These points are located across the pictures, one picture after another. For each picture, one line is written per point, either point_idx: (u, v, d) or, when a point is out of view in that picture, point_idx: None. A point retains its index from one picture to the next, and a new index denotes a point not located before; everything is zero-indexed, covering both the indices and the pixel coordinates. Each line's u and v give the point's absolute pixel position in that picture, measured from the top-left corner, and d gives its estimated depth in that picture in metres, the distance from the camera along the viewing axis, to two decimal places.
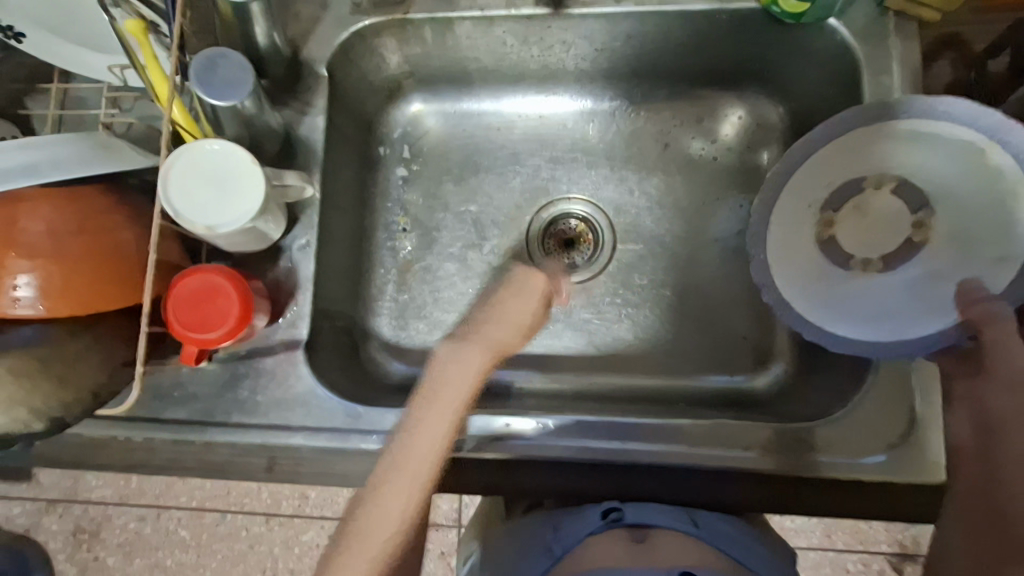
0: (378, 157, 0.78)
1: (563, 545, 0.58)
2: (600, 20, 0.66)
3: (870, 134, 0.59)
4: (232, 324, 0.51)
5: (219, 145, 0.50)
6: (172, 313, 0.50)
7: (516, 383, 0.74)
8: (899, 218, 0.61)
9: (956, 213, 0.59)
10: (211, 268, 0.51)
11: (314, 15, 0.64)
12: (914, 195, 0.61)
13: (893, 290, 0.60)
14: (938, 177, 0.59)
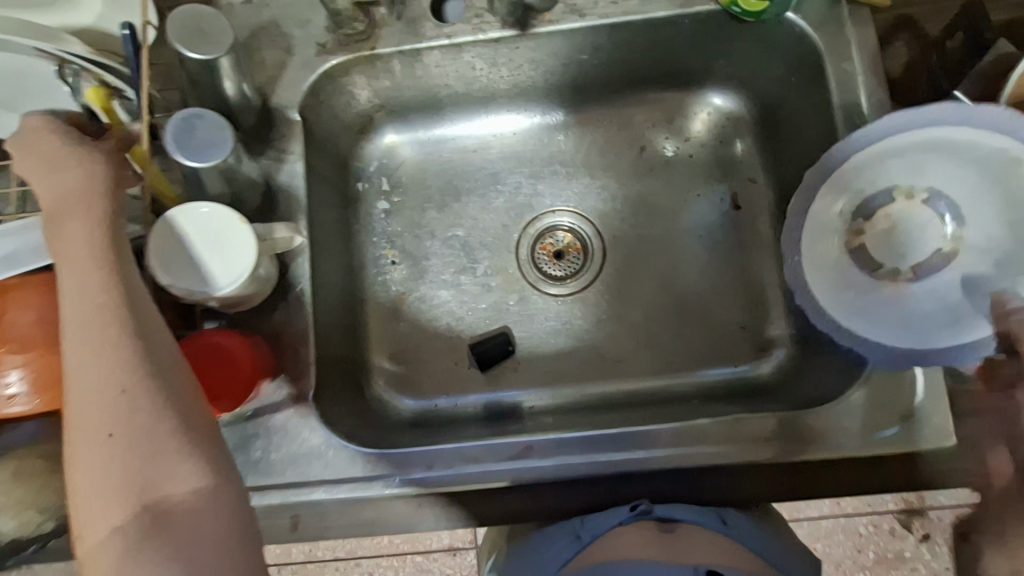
0: (357, 194, 0.78)
1: (592, 530, 0.55)
2: (567, 35, 0.65)
3: (883, 147, 0.60)
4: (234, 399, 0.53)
5: (207, 207, 0.51)
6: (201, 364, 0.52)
7: (525, 402, 0.74)
8: (927, 226, 0.63)
9: (983, 224, 0.60)
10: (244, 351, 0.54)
11: (280, 60, 0.63)
12: (941, 208, 0.62)
13: (927, 297, 0.61)
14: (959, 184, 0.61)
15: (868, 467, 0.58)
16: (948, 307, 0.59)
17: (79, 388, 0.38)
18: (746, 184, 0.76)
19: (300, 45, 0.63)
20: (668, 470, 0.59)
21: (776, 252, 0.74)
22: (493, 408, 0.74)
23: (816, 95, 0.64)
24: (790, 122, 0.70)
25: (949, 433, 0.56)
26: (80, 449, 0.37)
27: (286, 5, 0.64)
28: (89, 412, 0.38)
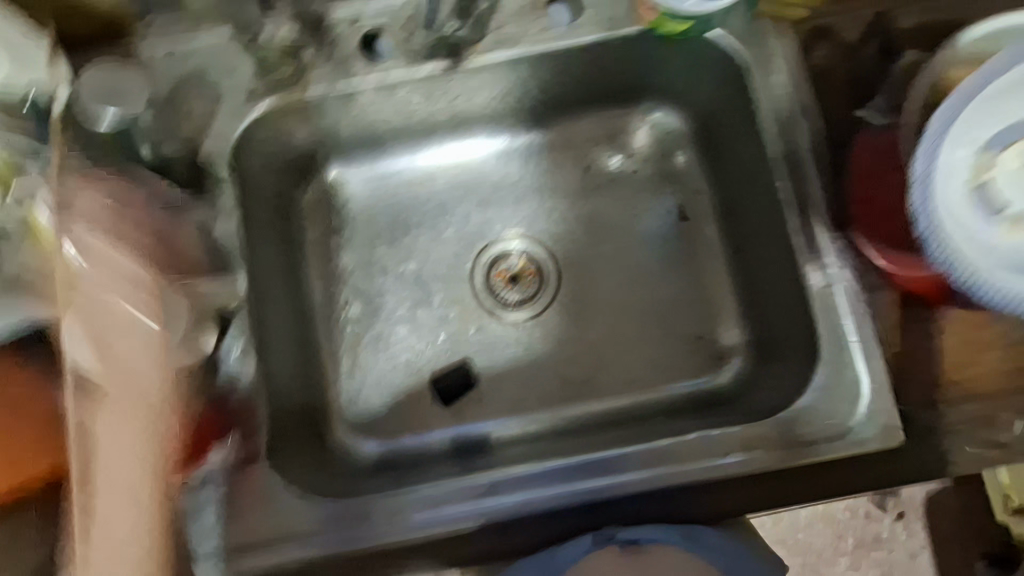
0: (302, 236, 0.76)
1: (557, 564, 0.53)
2: (498, 65, 0.65)
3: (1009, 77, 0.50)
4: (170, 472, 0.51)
5: (138, 271, 0.49)
6: None
7: (494, 434, 0.73)
8: None
9: None
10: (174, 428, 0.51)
11: (207, 109, 0.61)
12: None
13: None
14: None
15: (837, 469, 0.55)
16: None
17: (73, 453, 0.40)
18: (693, 196, 0.77)
19: (228, 92, 0.62)
20: (636, 493, 0.58)
21: (726, 262, 0.75)
22: (461, 442, 0.73)
23: (744, 106, 0.66)
24: (726, 133, 0.71)
25: (898, 426, 0.55)
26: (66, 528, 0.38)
27: (210, 53, 0.62)
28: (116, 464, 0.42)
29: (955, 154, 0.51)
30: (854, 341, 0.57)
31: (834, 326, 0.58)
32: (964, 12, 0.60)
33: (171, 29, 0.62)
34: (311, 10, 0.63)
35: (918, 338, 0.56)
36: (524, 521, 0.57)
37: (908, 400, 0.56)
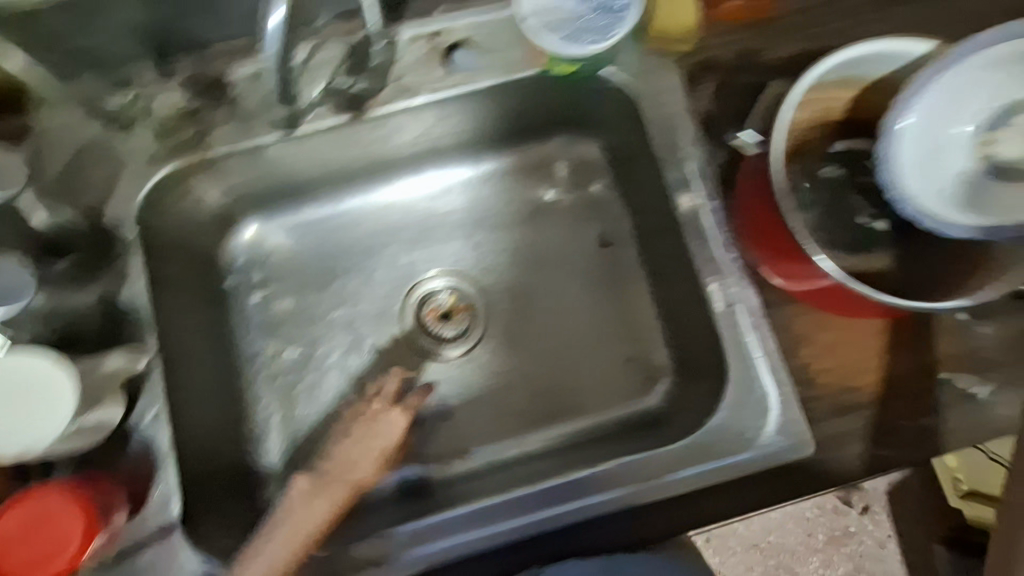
0: (224, 291, 0.75)
1: None
2: (402, 113, 0.66)
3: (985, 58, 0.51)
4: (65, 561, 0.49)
5: (27, 356, 0.49)
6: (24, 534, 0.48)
7: (435, 472, 0.72)
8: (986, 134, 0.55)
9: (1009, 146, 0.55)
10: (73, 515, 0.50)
11: (108, 177, 0.61)
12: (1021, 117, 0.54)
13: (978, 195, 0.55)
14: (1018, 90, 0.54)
15: (749, 485, 0.58)
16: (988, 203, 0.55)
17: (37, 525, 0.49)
18: (612, 222, 0.79)
19: (127, 158, 0.61)
20: (565, 526, 0.59)
21: (647, 284, 0.76)
22: (406, 487, 0.71)
23: (642, 135, 0.68)
24: (634, 162, 0.73)
25: (808, 437, 0.57)
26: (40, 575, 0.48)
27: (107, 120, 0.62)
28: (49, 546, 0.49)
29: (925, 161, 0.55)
30: (758, 357, 0.59)
31: (740, 343, 0.60)
32: (828, 39, 0.65)
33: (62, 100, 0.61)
34: (209, 73, 0.63)
35: (811, 351, 0.60)
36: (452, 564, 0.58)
37: (809, 409, 0.59)
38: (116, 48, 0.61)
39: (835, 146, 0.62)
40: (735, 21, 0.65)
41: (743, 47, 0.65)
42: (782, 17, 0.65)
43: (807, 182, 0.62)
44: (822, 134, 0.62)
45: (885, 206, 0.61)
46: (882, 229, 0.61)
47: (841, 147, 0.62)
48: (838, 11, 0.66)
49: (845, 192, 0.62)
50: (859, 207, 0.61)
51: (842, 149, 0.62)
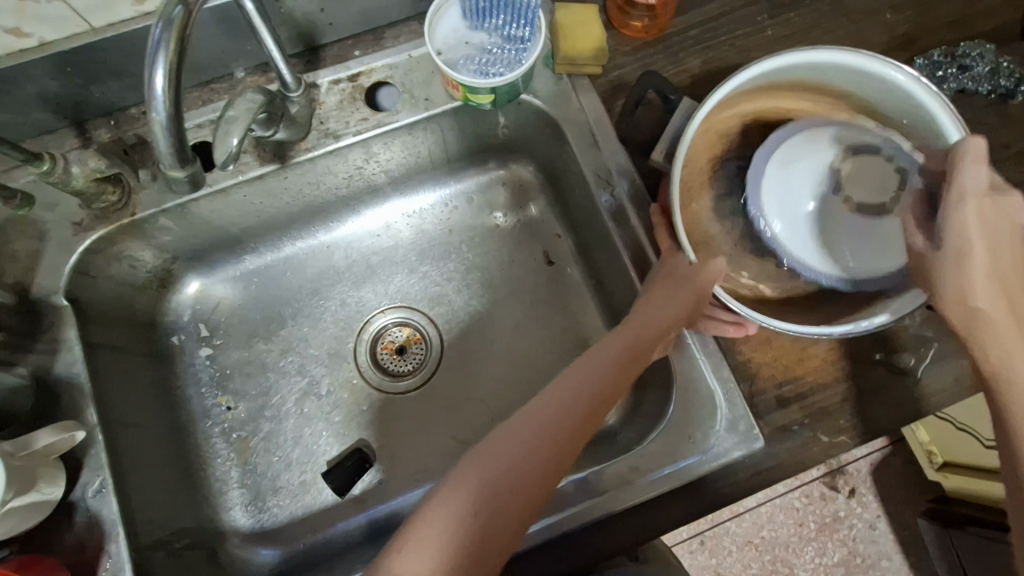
0: (170, 350, 0.74)
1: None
2: (329, 155, 0.67)
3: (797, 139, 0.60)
4: None
5: None
6: None
7: (403, 508, 0.71)
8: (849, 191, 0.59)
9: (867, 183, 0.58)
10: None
11: (33, 249, 0.60)
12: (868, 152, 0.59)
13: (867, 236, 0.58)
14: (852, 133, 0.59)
15: (707, 487, 0.58)
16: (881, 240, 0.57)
17: None
18: (553, 240, 0.80)
19: (52, 228, 0.61)
20: (536, 547, 0.57)
21: (592, 297, 0.78)
22: (375, 526, 0.71)
23: (568, 155, 0.70)
24: (564, 180, 0.74)
25: (757, 430, 0.58)
26: None
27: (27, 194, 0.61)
28: None
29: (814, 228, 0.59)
30: (700, 357, 0.60)
31: (681, 345, 0.61)
32: (726, 48, 0.68)
33: None
34: (129, 136, 0.64)
35: (750, 346, 0.61)
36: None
37: (755, 403, 0.60)
38: (31, 121, 0.62)
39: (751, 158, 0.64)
40: (641, 39, 0.68)
41: (651, 63, 0.68)
42: (683, 31, 0.69)
43: (722, 185, 0.64)
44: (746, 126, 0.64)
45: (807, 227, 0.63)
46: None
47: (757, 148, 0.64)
48: (734, 21, 0.69)
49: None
50: None
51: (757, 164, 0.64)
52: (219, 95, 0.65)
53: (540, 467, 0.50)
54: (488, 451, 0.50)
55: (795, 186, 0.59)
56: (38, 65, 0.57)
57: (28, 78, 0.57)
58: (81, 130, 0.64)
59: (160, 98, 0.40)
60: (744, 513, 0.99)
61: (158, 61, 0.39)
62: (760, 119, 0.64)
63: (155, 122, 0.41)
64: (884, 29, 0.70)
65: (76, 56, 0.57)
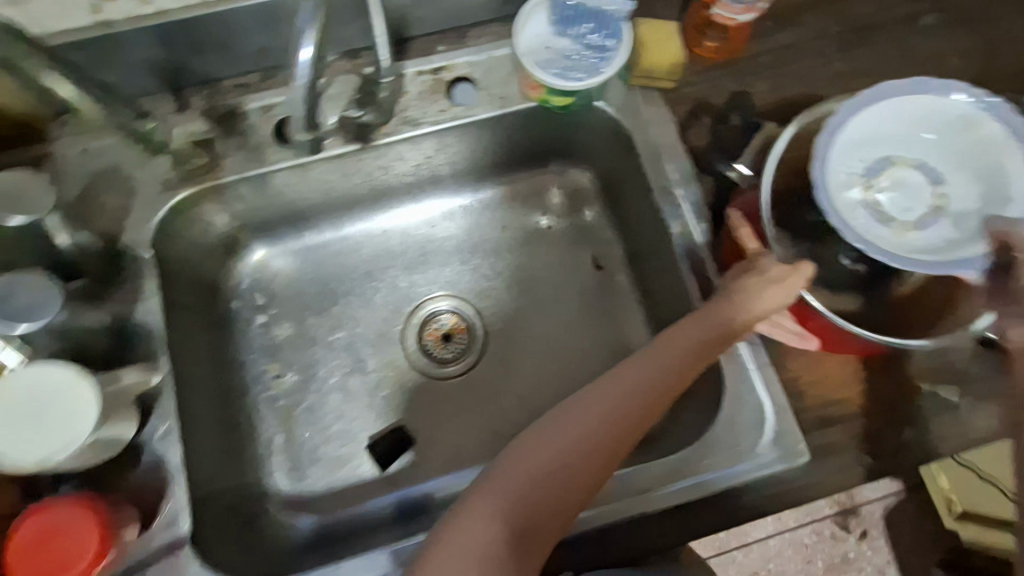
0: (229, 314, 0.76)
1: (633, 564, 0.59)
2: (405, 142, 0.70)
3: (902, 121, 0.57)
4: (91, 555, 0.49)
5: (41, 372, 0.49)
6: (25, 561, 0.48)
7: (434, 493, 0.73)
8: (897, 187, 0.56)
9: (901, 194, 0.56)
10: (56, 505, 0.50)
11: (122, 203, 0.63)
12: (924, 176, 0.57)
13: (878, 231, 0.54)
14: (940, 151, 0.57)
15: (744, 495, 0.59)
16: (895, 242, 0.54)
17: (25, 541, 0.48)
18: (604, 246, 0.82)
19: (142, 184, 0.64)
20: (576, 537, 0.58)
21: (639, 306, 0.79)
22: (403, 507, 0.72)
23: (633, 165, 0.72)
24: (622, 188, 0.77)
25: (801, 444, 0.59)
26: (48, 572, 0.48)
27: (124, 149, 0.64)
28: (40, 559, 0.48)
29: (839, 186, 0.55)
30: (752, 368, 0.62)
31: (733, 355, 0.62)
32: (796, 77, 0.71)
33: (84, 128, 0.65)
34: (221, 106, 0.67)
35: (800, 363, 0.62)
36: None
37: (799, 420, 0.61)
38: (133, 82, 0.65)
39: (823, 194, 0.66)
40: (710, 60, 0.71)
41: (721, 85, 0.70)
42: (753, 58, 0.71)
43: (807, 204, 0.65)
44: None
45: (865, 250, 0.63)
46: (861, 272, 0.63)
47: None
48: (804, 52, 0.72)
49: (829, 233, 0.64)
50: None
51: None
52: None
53: (594, 450, 0.51)
54: (547, 433, 0.52)
55: (846, 147, 0.56)
56: (151, 30, 0.60)
57: (140, 41, 0.61)
58: (176, 96, 0.68)
59: (302, 67, 0.44)
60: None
61: (305, 40, 0.43)
62: None
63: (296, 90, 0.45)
64: (949, 73, 0.72)
65: (186, 25, 0.61)
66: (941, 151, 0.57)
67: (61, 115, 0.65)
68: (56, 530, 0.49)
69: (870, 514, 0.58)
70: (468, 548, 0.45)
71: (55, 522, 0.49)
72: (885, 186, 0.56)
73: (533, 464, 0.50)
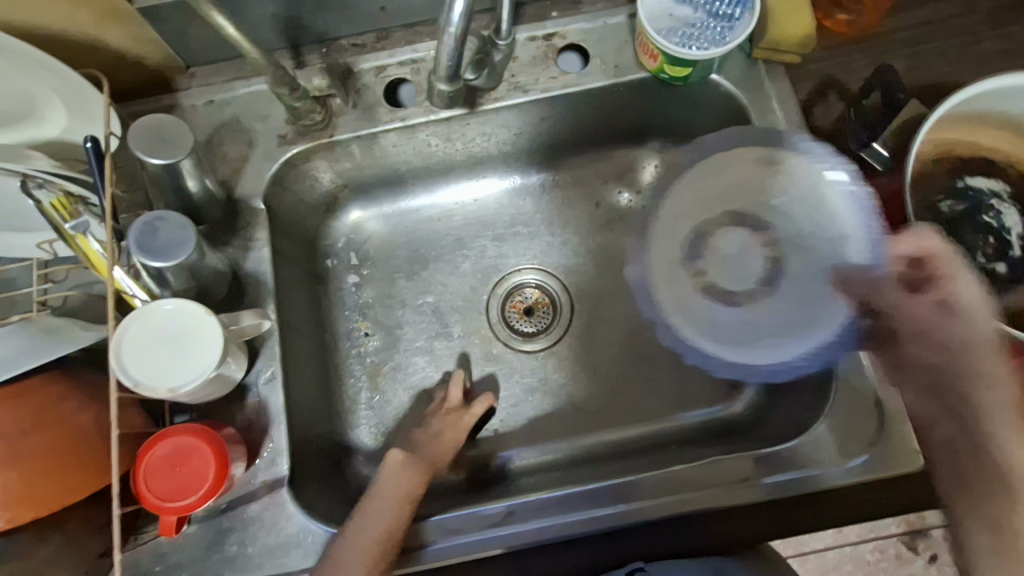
0: (325, 271, 0.78)
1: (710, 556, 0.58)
2: (511, 110, 0.69)
3: (720, 191, 0.73)
4: (211, 484, 0.50)
5: (173, 306, 0.51)
6: (146, 485, 0.49)
7: (513, 462, 0.74)
8: (738, 256, 0.72)
9: (752, 255, 0.72)
10: (179, 431, 0.51)
11: (242, 154, 0.66)
12: (752, 232, 0.72)
13: (726, 321, 0.72)
14: (766, 202, 0.71)
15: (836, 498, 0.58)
16: (738, 325, 0.71)
17: (147, 464, 0.50)
18: None
19: (261, 137, 0.66)
20: (659, 520, 0.59)
21: None
22: (481, 473, 0.73)
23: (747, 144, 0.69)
24: None
25: (915, 450, 0.57)
26: (167, 499, 0.49)
27: (246, 102, 0.67)
28: (161, 485, 0.49)
29: (670, 300, 0.74)
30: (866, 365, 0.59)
31: None
32: (937, 55, 0.65)
33: (210, 82, 0.67)
34: (338, 64, 0.68)
35: None
36: (582, 541, 0.59)
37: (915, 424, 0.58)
38: (259, 38, 0.67)
39: (958, 182, 0.61)
40: (841, 36, 0.67)
41: (851, 63, 0.66)
42: (890, 35, 0.66)
43: (941, 197, 0.60)
44: (951, 162, 0.61)
45: (1002, 249, 0.59)
46: (1002, 272, 0.58)
47: (966, 184, 0.61)
48: (947, 29, 0.66)
49: (964, 227, 0.59)
50: (971, 205, 0.60)
51: (966, 185, 0.61)
52: (423, 37, 0.69)
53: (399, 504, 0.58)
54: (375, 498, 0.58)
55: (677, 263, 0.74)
56: None
57: None
58: (294, 54, 0.69)
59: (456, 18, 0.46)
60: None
61: None
62: (956, 152, 0.61)
63: (446, 36, 0.49)
64: None
65: None
66: (757, 203, 0.71)
67: (191, 68, 0.68)
68: (179, 461, 0.50)
69: (941, 538, 0.55)
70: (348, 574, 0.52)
71: (178, 452, 0.50)
72: (719, 263, 0.73)
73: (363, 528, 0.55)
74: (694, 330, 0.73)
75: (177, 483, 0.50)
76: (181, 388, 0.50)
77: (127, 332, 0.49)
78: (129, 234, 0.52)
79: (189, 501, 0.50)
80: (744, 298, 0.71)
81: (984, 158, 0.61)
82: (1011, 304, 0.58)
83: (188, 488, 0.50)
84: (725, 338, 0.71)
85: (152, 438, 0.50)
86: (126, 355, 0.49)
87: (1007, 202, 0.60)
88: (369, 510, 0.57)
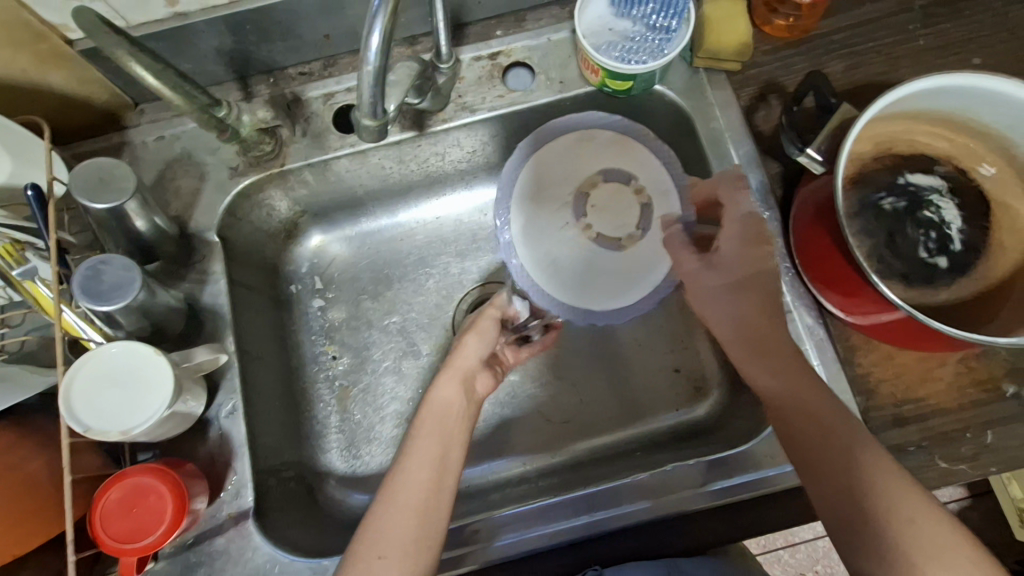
0: (290, 296, 0.78)
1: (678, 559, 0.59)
2: (461, 129, 0.70)
3: (565, 143, 0.72)
4: (169, 522, 0.50)
5: (120, 348, 0.51)
6: (102, 528, 0.49)
7: (485, 476, 0.74)
8: (606, 205, 0.74)
9: (612, 204, 0.74)
10: (135, 471, 0.51)
11: (194, 188, 0.66)
12: (612, 181, 0.73)
13: (607, 264, 0.73)
14: (613, 153, 0.72)
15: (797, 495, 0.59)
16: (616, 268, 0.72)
17: (102, 508, 0.50)
18: None
19: (212, 169, 0.67)
20: (626, 527, 0.60)
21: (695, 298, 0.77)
22: None
23: (694, 151, 0.70)
24: None
25: None
26: (126, 539, 0.50)
27: (196, 136, 0.67)
28: (119, 527, 0.50)
29: (561, 249, 0.73)
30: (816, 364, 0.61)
31: None
32: (872, 55, 0.67)
33: (159, 118, 0.68)
34: (286, 93, 0.69)
35: (871, 359, 0.61)
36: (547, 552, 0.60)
37: (867, 419, 0.59)
38: (205, 73, 0.67)
39: (898, 179, 0.61)
40: (779, 40, 0.68)
41: (790, 67, 0.67)
42: (827, 37, 0.68)
43: (884, 194, 0.61)
44: (887, 162, 0.62)
45: (944, 242, 0.60)
46: (942, 265, 0.60)
47: (906, 181, 0.61)
48: (881, 28, 0.68)
49: (906, 223, 0.60)
50: (912, 199, 0.61)
51: (906, 182, 0.61)
52: None
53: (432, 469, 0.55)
54: (408, 470, 0.55)
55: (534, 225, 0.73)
56: (220, 21, 0.61)
57: (210, 34, 0.62)
58: (243, 85, 0.70)
59: (374, 52, 0.46)
60: (801, 544, 1.01)
61: (376, 24, 0.45)
62: (892, 149, 0.61)
63: (365, 73, 0.48)
64: None
65: (253, 16, 0.62)
66: (605, 151, 0.72)
67: (140, 105, 0.68)
68: (136, 501, 0.50)
69: None
70: (392, 546, 0.51)
71: (135, 494, 0.51)
72: (599, 214, 0.74)
73: (400, 502, 0.53)
74: (568, 290, 0.72)
75: (135, 524, 0.50)
76: (131, 430, 0.50)
77: (74, 376, 0.49)
78: (73, 279, 0.53)
79: (147, 540, 0.50)
80: (624, 245, 0.72)
81: (922, 153, 0.62)
82: (957, 295, 0.59)
83: (147, 528, 0.50)
84: (582, 297, 0.72)
85: (107, 480, 0.51)
86: (72, 400, 0.49)
87: (947, 196, 0.62)
88: (399, 487, 0.54)
